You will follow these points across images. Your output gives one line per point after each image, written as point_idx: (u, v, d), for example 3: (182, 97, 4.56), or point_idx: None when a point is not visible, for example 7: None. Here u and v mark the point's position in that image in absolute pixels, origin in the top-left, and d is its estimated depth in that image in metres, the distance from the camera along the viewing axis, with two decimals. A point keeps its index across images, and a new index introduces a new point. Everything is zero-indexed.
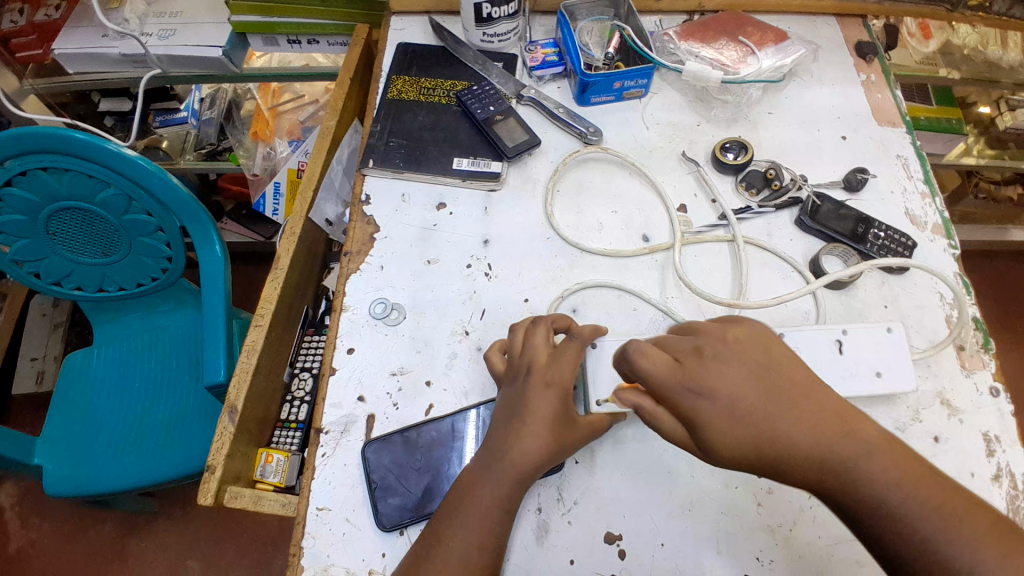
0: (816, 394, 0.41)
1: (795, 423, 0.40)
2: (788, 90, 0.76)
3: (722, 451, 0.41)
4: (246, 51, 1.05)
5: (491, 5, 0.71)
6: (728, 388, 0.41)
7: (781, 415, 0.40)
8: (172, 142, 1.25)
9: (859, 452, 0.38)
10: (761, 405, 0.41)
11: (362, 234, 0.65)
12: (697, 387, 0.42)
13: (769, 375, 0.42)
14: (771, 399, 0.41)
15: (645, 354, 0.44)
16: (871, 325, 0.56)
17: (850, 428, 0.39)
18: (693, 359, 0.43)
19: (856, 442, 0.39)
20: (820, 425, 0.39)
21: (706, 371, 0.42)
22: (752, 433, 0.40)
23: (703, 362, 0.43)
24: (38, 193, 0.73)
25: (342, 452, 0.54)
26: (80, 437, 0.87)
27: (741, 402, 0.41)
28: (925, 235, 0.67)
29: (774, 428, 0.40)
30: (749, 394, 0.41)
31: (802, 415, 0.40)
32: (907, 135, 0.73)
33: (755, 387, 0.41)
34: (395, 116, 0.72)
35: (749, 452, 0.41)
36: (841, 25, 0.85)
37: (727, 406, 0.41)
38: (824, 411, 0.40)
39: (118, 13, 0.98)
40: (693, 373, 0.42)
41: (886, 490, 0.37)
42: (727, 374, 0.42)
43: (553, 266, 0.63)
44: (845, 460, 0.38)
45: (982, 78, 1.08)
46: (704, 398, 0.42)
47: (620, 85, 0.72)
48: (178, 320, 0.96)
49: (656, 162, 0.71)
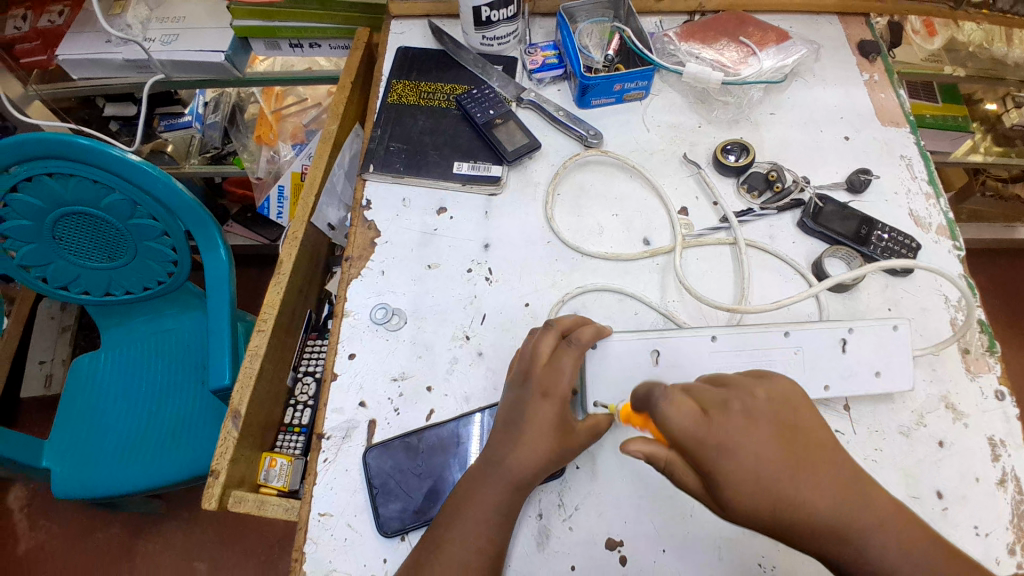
0: (834, 460, 0.38)
1: (817, 491, 0.37)
2: (790, 91, 0.76)
3: (740, 509, 0.38)
4: (249, 56, 1.06)
5: (490, 9, 0.71)
6: (756, 448, 0.38)
7: (803, 484, 0.37)
8: (177, 146, 1.26)
9: (869, 523, 0.37)
10: (786, 474, 0.37)
11: (362, 239, 0.65)
12: (725, 444, 0.39)
13: (793, 440, 0.39)
14: (795, 464, 0.38)
15: (671, 405, 0.40)
16: (876, 321, 0.56)
17: (865, 496, 0.37)
18: (720, 411, 0.40)
19: (869, 510, 0.37)
20: (841, 496, 0.37)
21: (733, 427, 0.39)
22: (772, 497, 0.37)
23: (732, 418, 0.39)
24: (44, 198, 0.74)
25: (344, 457, 0.54)
26: (87, 440, 0.88)
27: (766, 471, 0.38)
28: (930, 236, 0.66)
29: (798, 499, 0.37)
30: (776, 458, 0.38)
31: (824, 483, 0.37)
32: (911, 135, 0.72)
33: (782, 448, 0.38)
34: (394, 121, 0.72)
35: (765, 513, 0.38)
36: (844, 23, 0.84)
37: (753, 472, 0.38)
38: (843, 478, 0.38)
39: (121, 19, 0.98)
40: (721, 430, 0.39)
41: (892, 559, 0.36)
42: (757, 436, 0.38)
43: (553, 270, 0.63)
44: (859, 530, 0.37)
45: (987, 74, 1.07)
46: (731, 463, 0.38)
47: (621, 87, 0.72)
48: (185, 324, 0.96)
49: (656, 164, 0.70)
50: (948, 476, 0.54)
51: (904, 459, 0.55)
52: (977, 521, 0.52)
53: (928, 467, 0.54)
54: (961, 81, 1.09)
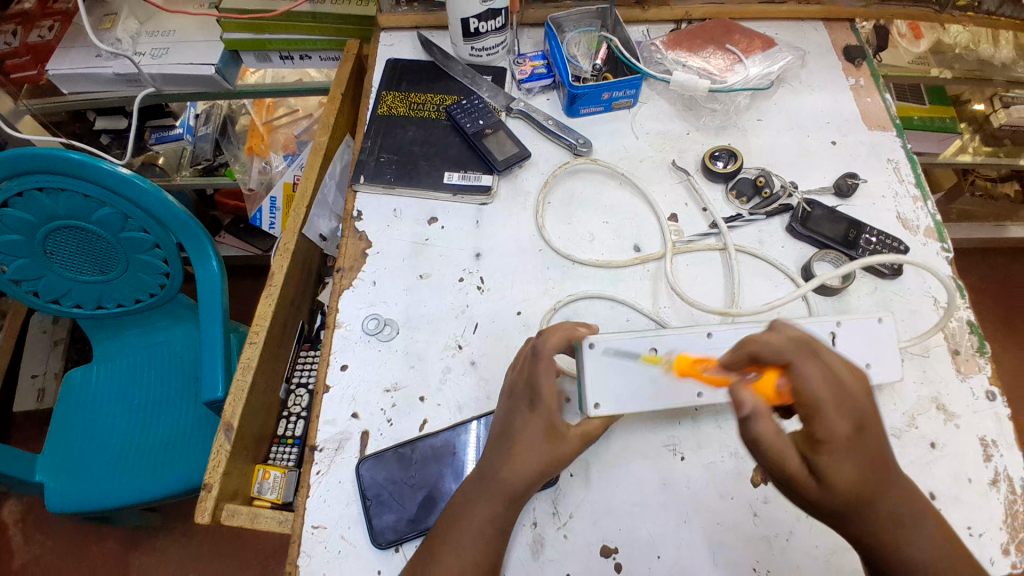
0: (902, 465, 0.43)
1: (890, 486, 0.41)
2: (777, 97, 0.77)
3: (837, 482, 0.40)
4: (240, 68, 1.06)
5: (478, 20, 0.71)
6: (871, 430, 0.41)
7: (888, 473, 0.41)
8: (168, 159, 1.25)
9: (915, 519, 0.42)
10: (882, 460, 0.41)
11: (354, 250, 0.66)
12: (854, 423, 0.41)
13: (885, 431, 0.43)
14: (886, 453, 0.42)
15: (819, 374, 0.41)
16: (862, 316, 0.56)
17: (913, 495, 0.43)
18: (855, 392, 0.42)
19: (918, 507, 0.42)
20: (904, 492, 0.42)
21: (863, 411, 0.41)
22: (869, 479, 0.41)
23: (861, 401, 0.42)
24: (35, 213, 0.74)
25: (337, 469, 0.54)
26: (80, 454, 0.87)
27: (874, 454, 0.41)
28: (918, 238, 0.67)
29: (881, 481, 0.41)
30: (877, 447, 0.41)
31: (895, 476, 0.42)
32: (897, 139, 0.73)
33: (881, 440, 0.42)
34: (384, 132, 0.72)
35: (856, 490, 0.41)
36: (829, 29, 0.85)
37: (863, 449, 0.41)
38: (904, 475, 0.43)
39: (111, 33, 0.98)
40: (855, 406, 0.41)
41: (924, 551, 0.41)
42: (874, 422, 0.42)
43: (545, 277, 0.64)
44: (906, 525, 0.41)
45: (974, 76, 1.08)
46: (854, 438, 0.40)
47: (609, 96, 0.72)
48: (177, 336, 0.95)
49: (646, 171, 0.71)
50: (940, 477, 0.54)
51: (897, 461, 0.55)
52: (970, 522, 0.52)
53: (920, 468, 0.55)
54: (948, 83, 1.10)
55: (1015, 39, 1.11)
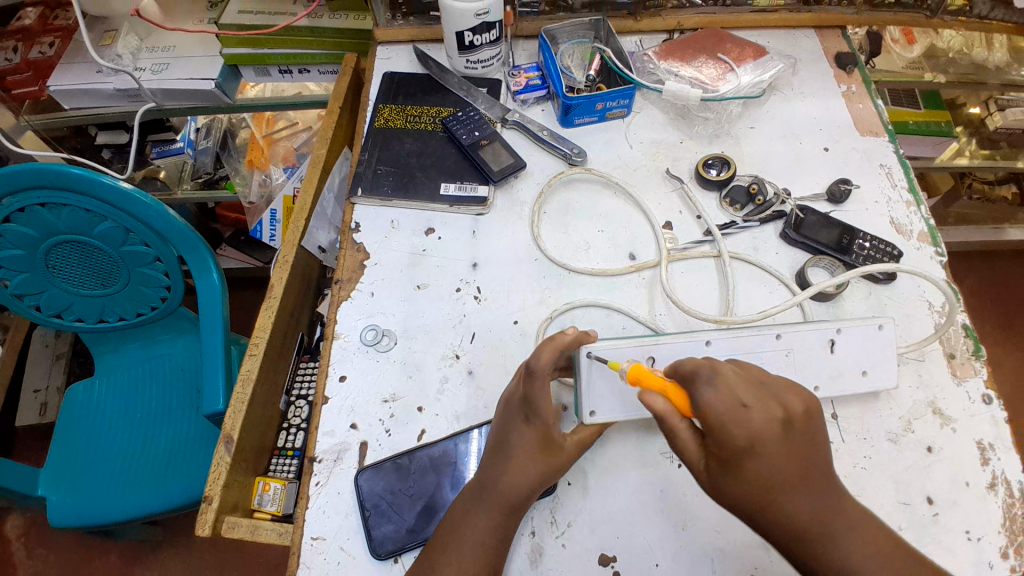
0: (829, 486, 0.44)
1: (802, 504, 0.43)
2: (769, 105, 0.78)
3: (734, 489, 0.44)
4: (239, 82, 1.08)
5: (472, 33, 0.72)
6: (774, 448, 0.43)
7: (796, 493, 0.43)
8: (169, 173, 1.27)
9: (841, 539, 0.42)
10: (787, 477, 0.43)
11: (352, 261, 0.66)
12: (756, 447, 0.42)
13: (804, 447, 0.44)
14: (795, 470, 0.43)
15: (715, 392, 0.42)
16: (863, 321, 0.57)
17: (840, 509, 0.43)
18: (767, 420, 0.42)
19: (844, 527, 0.43)
20: (823, 507, 0.43)
21: (769, 437, 0.42)
22: (771, 494, 0.43)
23: (771, 428, 0.42)
24: (37, 227, 0.75)
25: (336, 480, 0.54)
26: (82, 467, 0.87)
27: (773, 473, 0.42)
28: (911, 243, 0.67)
29: (785, 496, 0.43)
30: (787, 468, 0.43)
31: (811, 492, 0.43)
32: (890, 144, 0.74)
33: (794, 462, 0.43)
34: (382, 144, 0.73)
35: (758, 502, 0.43)
36: (821, 37, 0.86)
37: (759, 467, 0.42)
38: (830, 492, 0.43)
39: (112, 49, 1.00)
40: (752, 427, 0.42)
41: (855, 564, 0.42)
42: (781, 447, 0.43)
43: (541, 287, 0.64)
44: (828, 539, 0.42)
45: (969, 79, 1.09)
46: (748, 457, 0.42)
47: (603, 106, 0.73)
48: (179, 348, 0.96)
49: (640, 180, 0.72)
50: (938, 481, 0.55)
51: (893, 466, 0.55)
52: (968, 526, 0.53)
53: (917, 472, 0.55)
54: (944, 86, 1.11)
55: (1010, 42, 1.12)
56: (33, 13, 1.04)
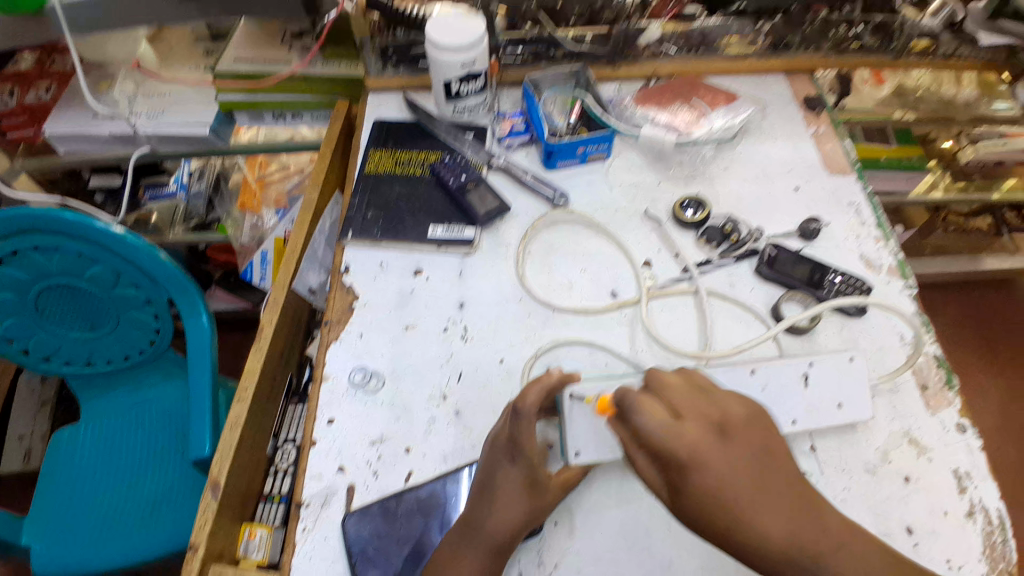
0: (798, 494, 0.43)
1: (770, 519, 0.41)
2: (742, 146, 0.81)
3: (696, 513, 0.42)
4: (233, 126, 1.10)
5: (459, 82, 0.76)
6: (724, 460, 0.42)
7: (759, 507, 0.41)
8: (162, 215, 1.28)
9: (820, 550, 0.41)
10: (749, 491, 0.41)
11: (341, 303, 0.67)
12: (700, 462, 0.42)
13: (759, 456, 0.43)
14: (755, 481, 0.42)
15: (647, 416, 0.44)
16: (835, 354, 0.59)
17: (813, 517, 0.42)
18: (700, 432, 0.43)
19: (822, 537, 0.41)
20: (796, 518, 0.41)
21: (709, 449, 0.42)
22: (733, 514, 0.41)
23: (707, 441, 0.43)
24: (28, 271, 0.76)
25: (323, 525, 0.54)
26: (66, 516, 0.86)
27: (732, 488, 0.41)
28: (882, 277, 0.70)
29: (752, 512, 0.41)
30: (744, 479, 0.42)
31: (780, 504, 0.42)
32: (858, 182, 0.77)
33: (750, 471, 0.42)
34: (371, 188, 0.76)
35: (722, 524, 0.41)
36: (790, 81, 0.91)
37: (716, 482, 0.41)
38: (799, 501, 0.42)
39: (109, 95, 1.03)
40: (691, 440, 0.43)
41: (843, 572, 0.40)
42: (726, 457, 0.42)
43: (527, 326, 0.65)
44: (808, 553, 0.41)
45: (938, 116, 1.14)
46: (700, 474, 0.42)
47: (584, 150, 0.77)
48: (167, 392, 0.95)
49: (620, 221, 0.74)
50: (918, 511, 0.55)
51: (873, 497, 0.56)
52: (949, 555, 0.53)
53: (896, 503, 0.56)
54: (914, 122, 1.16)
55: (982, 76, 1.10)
56: (31, 57, 1.07)
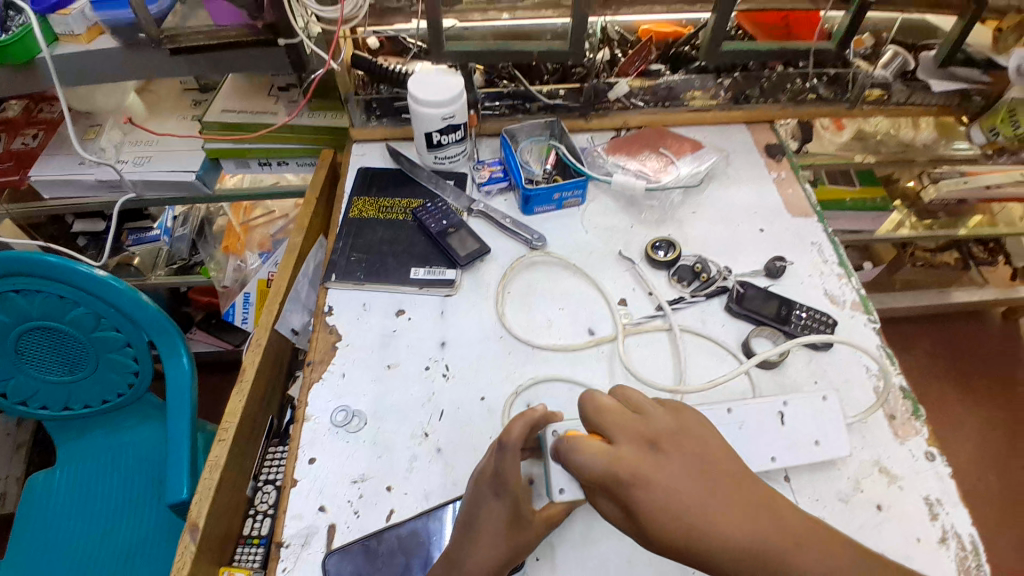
0: (752, 494, 0.43)
1: (726, 521, 0.41)
2: (709, 192, 0.87)
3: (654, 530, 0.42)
4: (218, 173, 1.13)
5: (440, 133, 0.80)
6: (667, 474, 0.43)
7: (712, 511, 0.41)
8: (144, 259, 1.29)
9: (786, 547, 0.40)
10: (699, 497, 0.42)
11: (324, 343, 0.69)
12: (641, 479, 0.43)
13: (703, 463, 0.44)
14: (704, 488, 0.42)
15: (583, 453, 0.46)
16: (809, 394, 0.62)
17: (773, 515, 0.42)
18: (635, 451, 0.45)
19: (784, 534, 0.41)
20: (756, 519, 0.41)
21: (646, 466, 0.44)
22: (685, 524, 0.41)
23: (642, 459, 0.44)
24: (9, 314, 0.77)
25: (303, 566, 0.54)
26: (36, 565, 0.83)
27: (681, 498, 0.42)
28: (845, 312, 0.74)
29: (708, 520, 0.41)
30: (689, 487, 0.42)
31: (735, 505, 0.42)
32: (819, 224, 0.83)
33: (694, 478, 0.43)
34: (356, 233, 0.78)
35: (678, 536, 0.41)
36: (752, 131, 0.98)
37: (664, 496, 0.42)
38: (754, 500, 0.42)
39: (95, 143, 1.06)
40: (630, 464, 0.44)
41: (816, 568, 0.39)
42: (664, 470, 0.43)
43: (508, 363, 0.67)
44: (775, 552, 0.40)
45: (899, 157, 1.21)
46: (645, 491, 0.43)
47: (559, 196, 0.81)
48: (142, 435, 0.93)
49: (595, 261, 0.78)
50: (891, 539, 0.57)
51: (848, 526, 0.58)
52: None
53: (870, 531, 0.58)
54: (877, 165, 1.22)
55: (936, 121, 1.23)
56: (19, 107, 1.12)
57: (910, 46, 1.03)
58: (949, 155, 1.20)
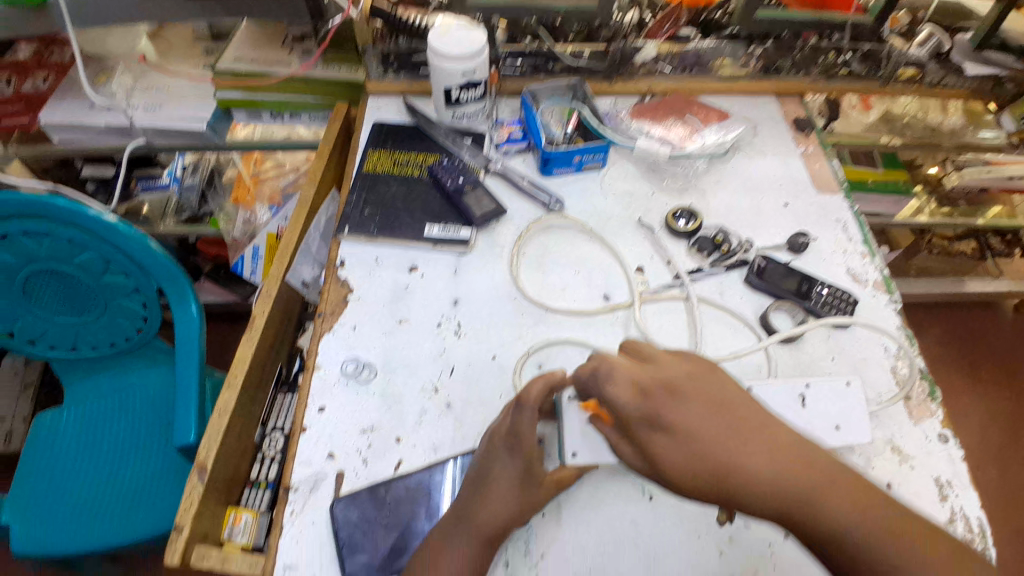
0: (778, 438, 0.43)
1: (752, 462, 0.42)
2: (733, 162, 0.84)
3: (677, 472, 0.44)
4: (230, 123, 1.11)
5: (459, 90, 0.78)
6: (691, 422, 0.44)
7: (737, 453, 0.42)
8: (153, 207, 1.29)
9: (813, 489, 0.40)
10: (723, 439, 0.43)
11: (335, 296, 0.68)
12: (663, 423, 0.45)
13: (726, 413, 0.44)
14: (726, 436, 0.43)
15: (612, 387, 0.48)
16: (831, 379, 0.61)
17: (799, 458, 0.42)
18: (657, 393, 0.46)
19: (812, 476, 0.41)
20: (780, 467, 0.41)
21: (669, 409, 0.45)
22: (710, 465, 0.42)
23: (666, 400, 0.46)
24: (17, 255, 0.75)
25: (311, 510, 0.55)
26: (46, 498, 0.85)
27: (704, 439, 0.43)
28: (867, 291, 0.72)
29: (731, 467, 0.42)
30: (712, 430, 0.44)
31: (762, 447, 0.42)
32: (845, 200, 0.80)
33: (716, 420, 0.44)
34: (369, 187, 0.77)
35: (702, 477, 0.43)
36: (781, 103, 0.94)
37: (689, 441, 0.43)
38: (780, 443, 0.43)
39: (106, 87, 1.03)
40: (654, 409, 0.45)
41: (843, 512, 0.40)
42: (686, 413, 0.45)
43: (520, 325, 0.67)
44: (803, 494, 0.40)
45: (926, 142, 1.13)
46: (666, 433, 0.45)
47: (579, 159, 0.78)
48: (151, 379, 0.95)
49: (614, 227, 0.76)
50: None
51: None
52: None
53: None
54: (901, 148, 1.15)
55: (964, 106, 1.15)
56: (30, 49, 1.09)
57: (945, 28, 0.97)
58: (975, 143, 1.13)
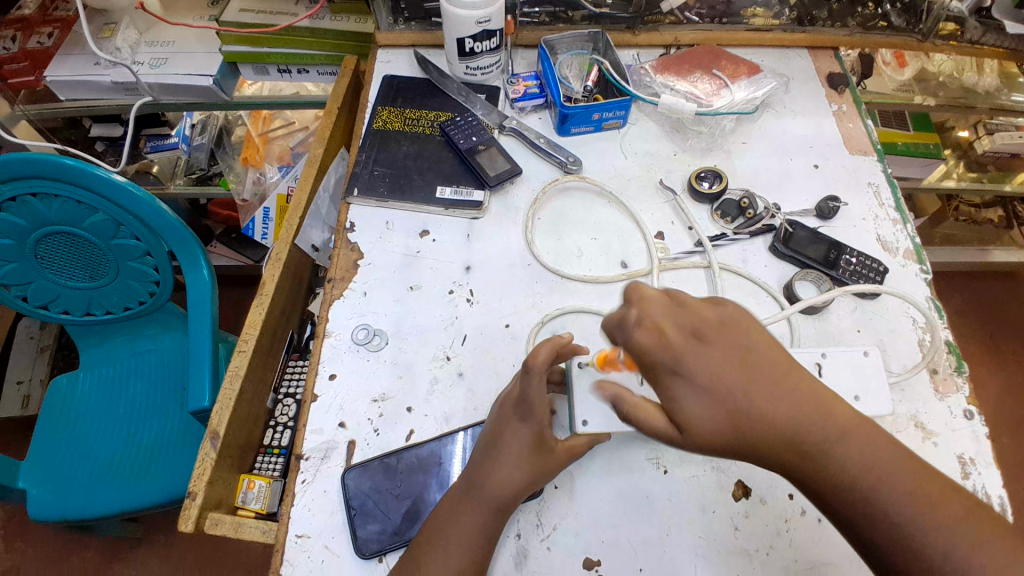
0: (801, 385, 0.40)
1: (771, 410, 0.39)
2: (761, 121, 0.79)
3: (693, 423, 0.41)
4: (237, 80, 1.07)
5: (473, 40, 0.73)
6: (713, 364, 0.40)
7: (754, 399, 0.39)
8: (162, 167, 1.25)
9: (827, 438, 0.39)
10: (742, 386, 0.40)
11: (345, 261, 0.66)
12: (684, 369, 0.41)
13: (754, 354, 0.41)
14: (759, 381, 0.40)
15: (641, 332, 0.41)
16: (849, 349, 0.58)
17: (820, 407, 0.40)
18: (680, 335, 0.41)
19: (829, 425, 0.39)
20: (796, 410, 0.39)
21: (692, 352, 0.41)
22: (729, 413, 0.40)
23: (688, 342, 0.41)
24: (28, 218, 0.74)
25: (322, 478, 0.54)
26: (65, 462, 0.86)
27: (724, 385, 0.40)
28: (897, 260, 0.69)
29: (753, 414, 0.39)
30: (733, 374, 0.40)
31: (781, 393, 0.40)
32: (878, 163, 0.76)
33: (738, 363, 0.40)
34: (379, 145, 0.74)
35: (719, 422, 0.40)
36: (813, 57, 0.88)
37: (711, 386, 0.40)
38: (802, 390, 0.40)
39: (110, 43, 0.98)
40: (677, 354, 0.41)
41: (863, 461, 0.38)
42: (709, 352, 0.41)
43: (533, 292, 0.65)
44: (818, 442, 0.39)
45: (958, 103, 1.08)
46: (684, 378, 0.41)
47: (599, 117, 0.74)
48: (164, 344, 0.95)
49: (633, 190, 0.73)
50: None
51: None
52: None
53: None
54: (931, 109, 1.10)
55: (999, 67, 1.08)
56: (33, 3, 1.03)
57: None
58: (1008, 106, 1.08)
